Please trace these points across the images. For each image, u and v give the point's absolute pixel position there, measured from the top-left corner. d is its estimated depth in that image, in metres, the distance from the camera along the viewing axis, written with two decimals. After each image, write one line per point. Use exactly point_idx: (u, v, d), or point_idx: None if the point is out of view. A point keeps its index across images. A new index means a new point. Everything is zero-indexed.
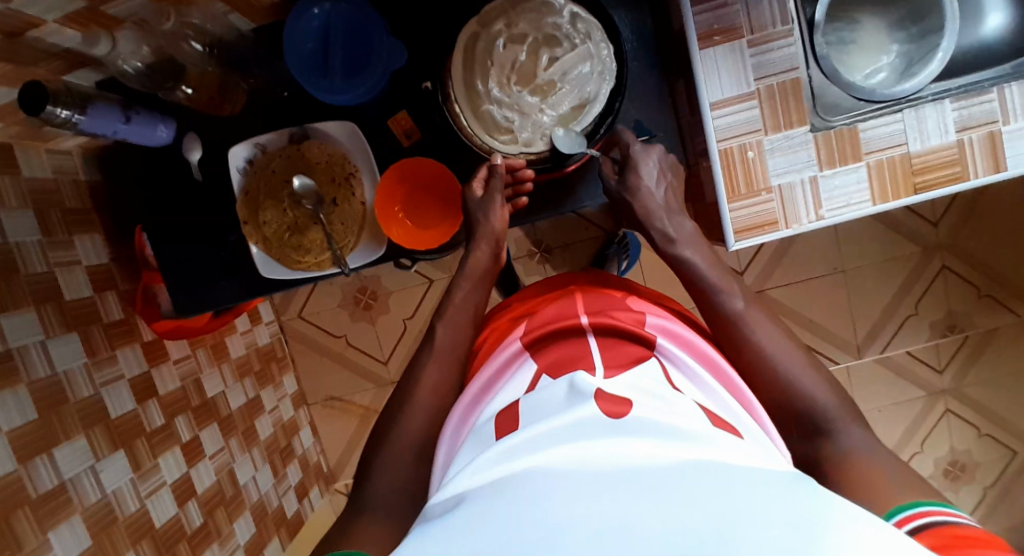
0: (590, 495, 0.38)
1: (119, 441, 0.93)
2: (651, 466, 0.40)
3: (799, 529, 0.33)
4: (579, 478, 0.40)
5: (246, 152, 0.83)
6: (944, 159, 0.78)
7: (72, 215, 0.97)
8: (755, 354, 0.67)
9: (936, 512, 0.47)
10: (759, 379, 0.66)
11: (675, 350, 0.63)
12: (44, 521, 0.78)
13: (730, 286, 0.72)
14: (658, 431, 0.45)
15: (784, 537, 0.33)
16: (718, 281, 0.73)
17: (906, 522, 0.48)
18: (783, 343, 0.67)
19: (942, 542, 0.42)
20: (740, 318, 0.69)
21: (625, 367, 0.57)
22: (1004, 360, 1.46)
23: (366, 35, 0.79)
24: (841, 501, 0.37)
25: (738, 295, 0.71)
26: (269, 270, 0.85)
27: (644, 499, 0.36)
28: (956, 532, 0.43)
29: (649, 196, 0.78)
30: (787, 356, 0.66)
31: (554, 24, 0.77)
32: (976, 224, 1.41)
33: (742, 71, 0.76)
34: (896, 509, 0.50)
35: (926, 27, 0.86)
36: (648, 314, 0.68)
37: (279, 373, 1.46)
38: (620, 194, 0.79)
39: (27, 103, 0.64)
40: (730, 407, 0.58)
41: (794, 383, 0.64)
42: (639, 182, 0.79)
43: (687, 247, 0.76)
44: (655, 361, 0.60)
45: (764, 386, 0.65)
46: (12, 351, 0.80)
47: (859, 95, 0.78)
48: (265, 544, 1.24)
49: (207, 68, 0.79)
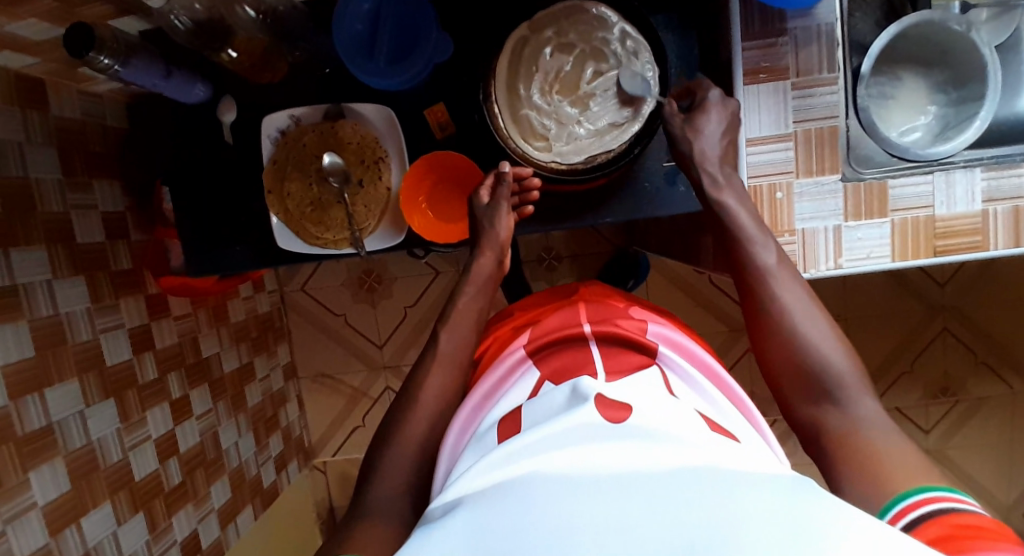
0: (588, 496, 0.38)
1: (111, 390, 0.93)
2: (647, 468, 0.41)
3: (793, 532, 0.34)
4: (570, 483, 0.40)
5: (281, 123, 0.84)
6: (967, 227, 0.78)
7: (95, 159, 0.97)
8: (775, 309, 0.66)
9: (935, 498, 0.46)
10: (775, 337, 0.65)
11: (675, 357, 0.64)
12: (27, 461, 0.78)
13: (766, 240, 0.70)
14: (653, 434, 0.45)
15: (777, 531, 0.34)
16: (755, 234, 0.70)
17: (904, 515, 0.47)
18: (809, 301, 0.66)
19: (945, 532, 0.42)
20: (769, 274, 0.68)
21: (627, 374, 0.58)
22: (990, 428, 1.48)
23: (419, 26, 0.80)
24: (833, 501, 0.38)
25: (772, 251, 0.70)
26: (285, 241, 0.85)
27: (637, 502, 0.37)
28: (957, 521, 0.42)
29: (706, 142, 0.74)
30: (809, 315, 0.65)
31: (603, 39, 0.78)
32: (982, 292, 1.43)
33: (782, 112, 0.77)
34: (893, 499, 0.49)
35: (966, 93, 0.87)
36: (649, 322, 0.69)
37: (274, 342, 1.46)
38: (678, 130, 0.76)
39: (71, 45, 0.65)
40: (726, 413, 0.59)
41: (810, 338, 0.64)
42: (702, 124, 0.74)
43: (731, 194, 0.72)
44: (656, 368, 0.61)
45: (779, 344, 0.65)
46: (17, 286, 0.79)
47: (894, 151, 0.80)
48: (237, 511, 1.23)
49: (256, 35, 0.78)
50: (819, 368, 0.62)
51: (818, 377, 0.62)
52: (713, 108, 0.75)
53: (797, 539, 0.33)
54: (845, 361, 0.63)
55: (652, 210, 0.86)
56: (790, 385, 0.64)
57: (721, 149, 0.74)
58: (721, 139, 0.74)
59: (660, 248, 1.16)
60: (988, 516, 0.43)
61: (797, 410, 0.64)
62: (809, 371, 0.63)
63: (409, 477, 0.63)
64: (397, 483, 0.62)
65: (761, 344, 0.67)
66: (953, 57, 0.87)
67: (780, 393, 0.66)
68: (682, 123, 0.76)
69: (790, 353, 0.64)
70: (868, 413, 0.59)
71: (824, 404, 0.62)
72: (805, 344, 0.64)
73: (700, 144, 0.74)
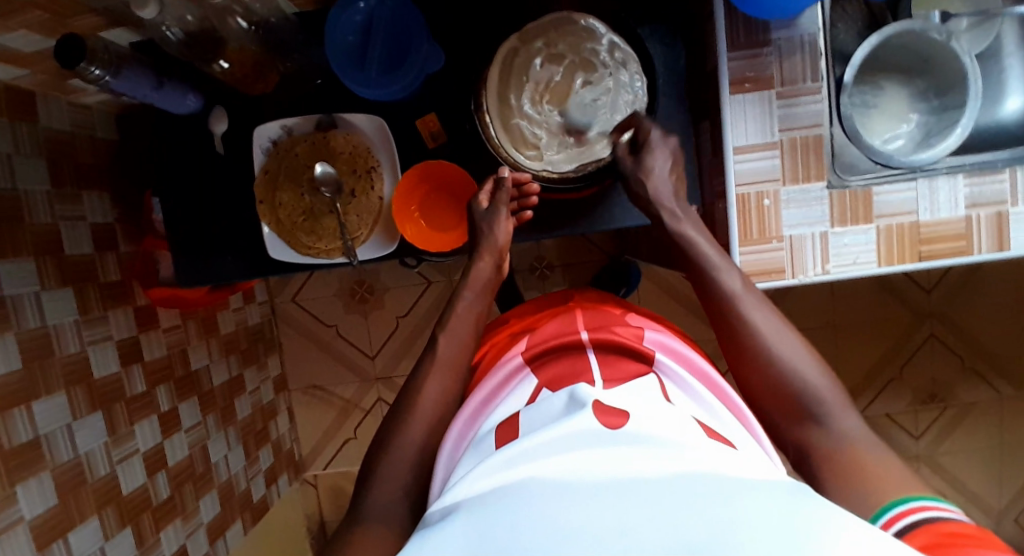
0: (585, 502, 0.38)
1: (99, 402, 0.92)
2: (641, 474, 0.41)
3: (783, 532, 0.35)
4: (568, 489, 0.40)
5: (273, 133, 0.85)
6: (951, 232, 0.80)
7: (84, 170, 0.97)
8: (747, 335, 0.66)
9: (923, 508, 0.48)
10: (751, 362, 0.65)
11: (672, 364, 0.64)
12: (13, 474, 0.77)
13: (728, 266, 0.70)
14: (649, 440, 0.45)
15: (768, 530, 0.35)
16: (718, 261, 0.71)
17: (894, 523, 0.48)
18: (777, 322, 0.67)
19: (933, 539, 0.43)
20: (736, 300, 0.68)
21: (625, 381, 0.58)
22: (980, 433, 1.49)
23: (411, 36, 0.81)
24: (825, 506, 0.38)
25: (736, 275, 0.69)
26: (277, 251, 0.85)
27: (633, 506, 0.37)
28: (944, 529, 0.43)
29: (659, 181, 0.76)
30: (780, 336, 0.65)
31: (592, 50, 0.79)
32: (967, 297, 1.45)
33: (768, 121, 0.78)
34: (886, 505, 0.50)
35: (947, 102, 0.90)
36: (646, 329, 0.69)
37: (265, 354, 1.45)
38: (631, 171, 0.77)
39: (62, 56, 0.65)
40: (723, 418, 0.59)
41: (786, 358, 0.64)
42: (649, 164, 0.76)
43: (691, 225, 0.74)
44: (653, 376, 0.61)
45: (756, 369, 0.65)
46: (4, 299, 0.78)
47: (876, 158, 0.82)
48: (227, 526, 1.22)
49: (247, 45, 0.79)
50: (800, 389, 0.62)
51: (800, 398, 0.62)
52: (657, 148, 0.77)
53: (797, 539, 0.34)
54: (822, 378, 0.63)
55: (640, 219, 0.86)
56: (775, 408, 0.64)
57: (671, 184, 0.77)
58: (668, 175, 0.77)
59: (651, 256, 1.17)
60: (973, 524, 0.44)
61: (782, 429, 0.64)
62: (790, 394, 0.63)
63: (405, 488, 0.62)
64: (393, 495, 0.62)
65: (739, 368, 0.67)
66: (933, 66, 0.90)
67: (765, 416, 0.66)
68: (632, 164, 0.77)
69: (768, 377, 0.64)
70: (853, 429, 0.60)
71: (809, 423, 0.62)
72: (781, 367, 0.64)
73: (653, 184, 0.76)
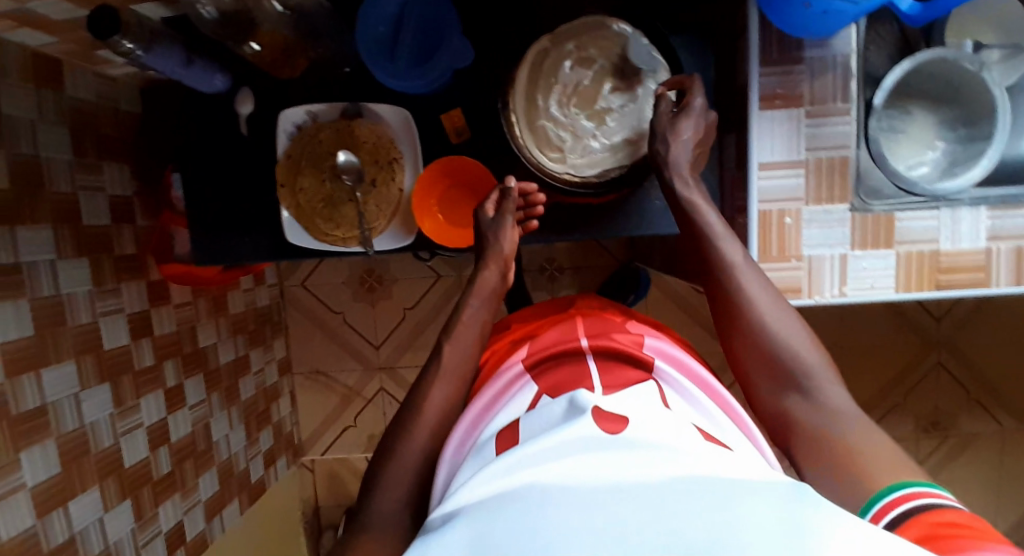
0: (589, 507, 0.38)
1: (107, 373, 0.93)
2: (643, 476, 0.41)
3: (783, 531, 0.35)
4: (574, 493, 0.40)
5: (298, 117, 0.85)
6: (971, 263, 0.80)
7: (106, 142, 0.97)
8: (742, 303, 0.66)
9: (916, 495, 0.48)
10: (743, 331, 0.65)
11: (672, 372, 0.64)
12: (19, 440, 0.77)
13: (729, 234, 0.69)
14: (644, 445, 0.45)
15: (768, 531, 0.35)
16: (719, 229, 0.70)
17: (887, 512, 0.48)
18: (772, 293, 0.66)
19: (927, 530, 0.43)
20: (734, 269, 0.67)
21: (623, 387, 0.58)
22: (980, 465, 1.48)
23: (442, 30, 0.81)
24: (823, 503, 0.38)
25: (736, 243, 0.69)
26: (295, 235, 0.86)
27: (637, 507, 0.38)
28: (936, 519, 0.44)
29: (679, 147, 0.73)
30: (773, 306, 0.65)
31: (621, 56, 0.80)
32: (977, 328, 1.44)
33: (795, 139, 0.78)
34: (876, 493, 0.50)
35: (975, 132, 0.89)
36: (646, 336, 0.69)
37: (271, 336, 1.45)
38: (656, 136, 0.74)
39: (95, 26, 0.64)
40: (721, 424, 0.59)
41: (778, 329, 0.64)
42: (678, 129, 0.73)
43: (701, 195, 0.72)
44: (653, 383, 0.61)
45: (748, 337, 0.65)
46: (21, 265, 0.79)
47: (900, 183, 0.80)
48: (224, 504, 1.22)
49: (280, 29, 0.79)
50: (787, 356, 0.63)
51: (788, 369, 0.63)
52: (693, 114, 0.74)
53: (795, 537, 0.34)
54: (812, 351, 0.63)
55: (656, 228, 0.86)
56: (761, 377, 0.64)
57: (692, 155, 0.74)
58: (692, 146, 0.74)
59: (663, 265, 1.17)
60: (965, 512, 0.44)
61: (766, 398, 0.64)
62: (778, 365, 0.63)
63: (409, 485, 0.63)
64: (398, 493, 0.62)
65: (729, 336, 0.67)
66: (963, 95, 0.89)
67: (750, 385, 0.66)
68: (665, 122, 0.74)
69: (758, 346, 0.64)
70: (838, 402, 0.60)
71: (794, 395, 0.62)
72: (772, 336, 0.64)
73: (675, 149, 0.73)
